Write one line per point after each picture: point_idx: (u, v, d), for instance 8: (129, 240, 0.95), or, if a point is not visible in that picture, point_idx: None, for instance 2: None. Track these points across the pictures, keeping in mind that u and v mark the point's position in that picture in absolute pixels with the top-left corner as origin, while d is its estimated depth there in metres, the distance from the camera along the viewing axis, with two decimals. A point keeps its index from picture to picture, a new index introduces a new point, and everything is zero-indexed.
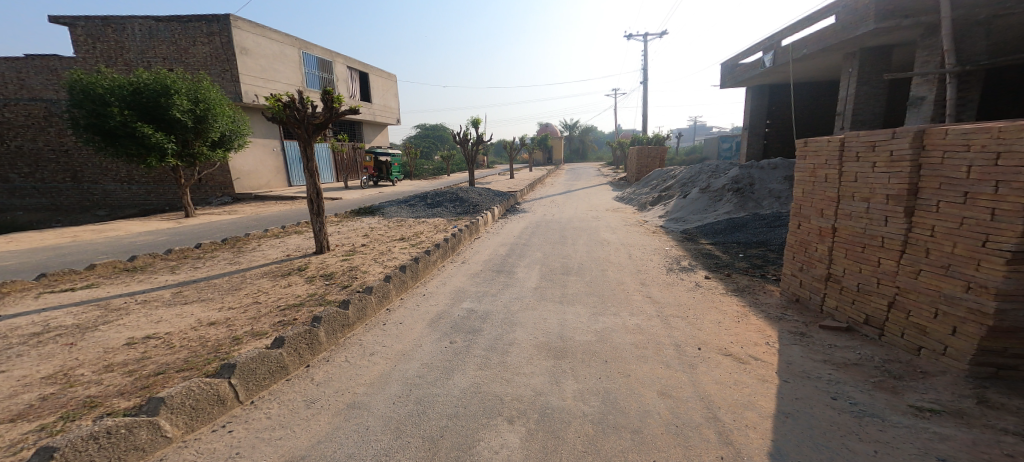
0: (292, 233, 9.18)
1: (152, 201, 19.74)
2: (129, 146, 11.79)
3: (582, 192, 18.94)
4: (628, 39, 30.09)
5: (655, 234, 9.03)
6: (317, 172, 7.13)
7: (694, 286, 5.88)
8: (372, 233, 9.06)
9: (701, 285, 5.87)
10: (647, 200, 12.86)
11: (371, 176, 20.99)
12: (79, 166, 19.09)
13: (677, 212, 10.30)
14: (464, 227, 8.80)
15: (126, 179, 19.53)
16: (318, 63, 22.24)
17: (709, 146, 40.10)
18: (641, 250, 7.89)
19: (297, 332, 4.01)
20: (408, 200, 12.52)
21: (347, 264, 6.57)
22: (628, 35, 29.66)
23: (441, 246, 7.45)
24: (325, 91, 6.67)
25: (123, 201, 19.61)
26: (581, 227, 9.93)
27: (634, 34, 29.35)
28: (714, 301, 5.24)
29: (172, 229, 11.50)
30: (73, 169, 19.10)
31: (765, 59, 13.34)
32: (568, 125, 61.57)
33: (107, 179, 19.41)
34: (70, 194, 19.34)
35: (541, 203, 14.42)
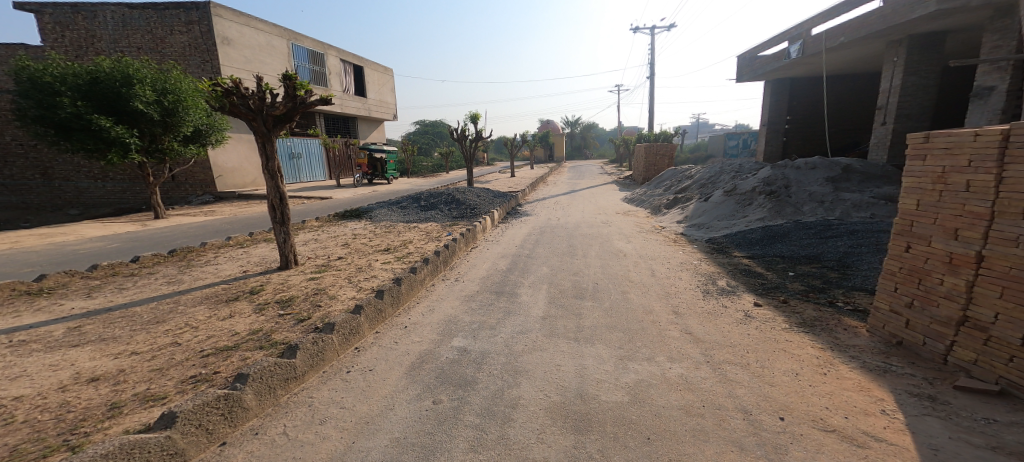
0: (260, 240, 7.93)
1: (129, 200, 18.53)
2: (85, 141, 10.57)
3: (587, 192, 17.69)
4: (635, 31, 28.65)
5: (678, 243, 7.79)
6: (281, 172, 5.87)
7: (742, 316, 4.67)
8: (352, 243, 7.80)
9: (751, 315, 4.67)
10: (661, 203, 11.63)
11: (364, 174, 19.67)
12: (50, 162, 17.88)
13: (700, 217, 8.98)
14: (455, 237, 7.48)
15: (100, 176, 18.30)
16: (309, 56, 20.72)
17: (715, 143, 38.85)
18: (666, 264, 6.67)
19: (206, 400, 2.81)
20: (400, 202, 11.17)
21: (317, 286, 5.32)
22: (635, 28, 28.30)
23: (429, 261, 6.16)
24: (288, 76, 5.37)
25: (97, 199, 18.40)
26: (592, 234, 8.71)
27: (641, 27, 28.03)
28: (776, 341, 4.05)
29: (136, 233, 10.24)
30: (43, 165, 17.87)
31: (791, 50, 12.08)
32: (570, 123, 60.20)
33: (80, 176, 18.18)
34: (40, 192, 18.13)
35: (545, 204, 13.20)
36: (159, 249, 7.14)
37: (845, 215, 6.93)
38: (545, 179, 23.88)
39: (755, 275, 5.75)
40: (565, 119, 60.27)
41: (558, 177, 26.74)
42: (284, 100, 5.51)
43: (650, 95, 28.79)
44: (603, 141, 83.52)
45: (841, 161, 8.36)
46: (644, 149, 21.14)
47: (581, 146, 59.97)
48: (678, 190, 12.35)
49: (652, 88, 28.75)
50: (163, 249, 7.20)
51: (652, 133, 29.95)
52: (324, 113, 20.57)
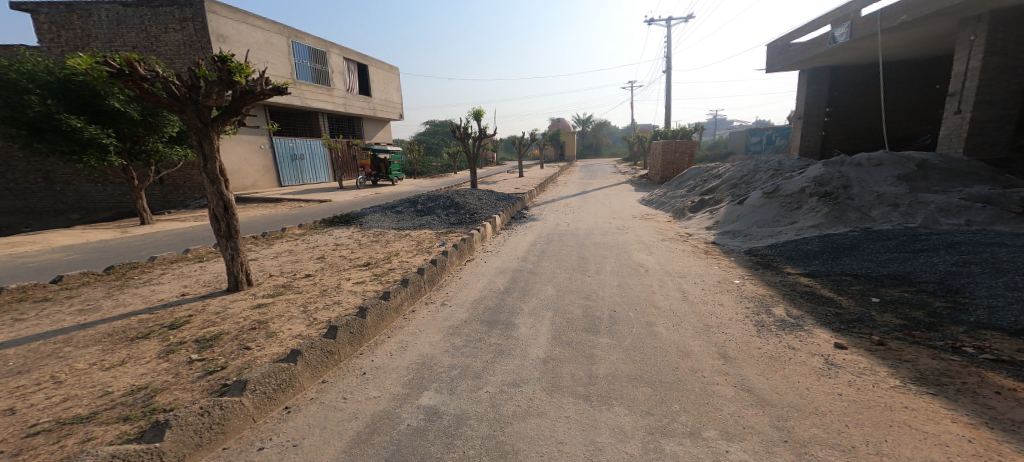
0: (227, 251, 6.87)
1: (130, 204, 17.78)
2: (55, 142, 9.81)
3: (601, 193, 16.37)
4: (650, 24, 27.22)
5: (714, 254, 6.47)
6: (224, 175, 4.73)
7: (818, 364, 3.40)
8: (330, 253, 6.67)
9: (834, 363, 3.38)
10: (686, 204, 10.26)
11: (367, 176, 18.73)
12: (51, 166, 17.24)
13: (738, 221, 7.61)
14: (446, 249, 6.28)
15: (100, 180, 17.53)
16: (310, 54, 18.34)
17: (734, 140, 37.06)
18: (704, 283, 5.38)
19: None
20: (395, 205, 9.96)
21: (264, 314, 4.20)
22: (650, 20, 26.99)
23: (410, 281, 4.98)
24: (223, 56, 4.31)
25: (99, 203, 17.71)
26: (611, 244, 7.41)
27: (655, 18, 26.73)
28: (889, 409, 2.80)
29: (109, 242, 9.36)
30: (45, 169, 17.28)
31: (836, 34, 10.53)
32: (581, 121, 58.81)
33: (80, 179, 17.44)
34: (43, 196, 17.59)
35: (554, 207, 11.96)
36: (103, 264, 6.17)
37: (931, 223, 5.54)
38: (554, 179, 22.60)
39: (824, 300, 4.43)
40: (577, 117, 58.69)
41: (568, 177, 25.53)
42: (220, 86, 4.38)
43: (668, 89, 27.06)
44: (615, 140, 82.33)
45: (915, 156, 6.91)
46: (662, 145, 19.61)
47: (593, 145, 58.54)
48: (704, 191, 10.97)
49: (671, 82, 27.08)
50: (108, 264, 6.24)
51: (670, 129, 28.33)
52: (328, 113, 19.68)
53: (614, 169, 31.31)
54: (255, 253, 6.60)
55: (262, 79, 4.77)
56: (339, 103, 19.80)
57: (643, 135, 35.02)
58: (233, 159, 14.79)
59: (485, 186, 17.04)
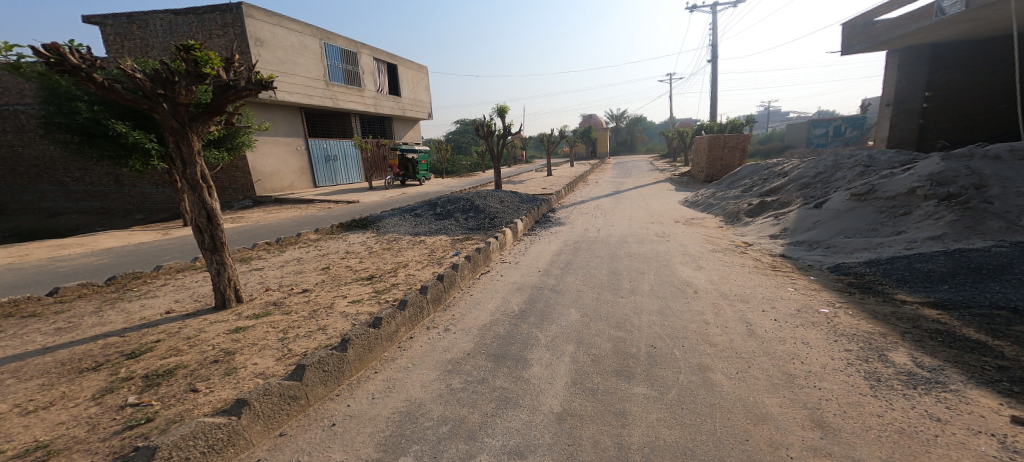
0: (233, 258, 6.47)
1: None
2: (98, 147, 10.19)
3: (636, 193, 15.06)
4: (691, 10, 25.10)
5: (785, 271, 5.25)
6: (207, 181, 4.18)
7: (990, 450, 2.40)
8: (338, 262, 6.14)
9: (1017, 451, 2.38)
10: (742, 206, 8.88)
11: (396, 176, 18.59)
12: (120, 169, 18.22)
13: (814, 229, 6.27)
14: (458, 262, 5.56)
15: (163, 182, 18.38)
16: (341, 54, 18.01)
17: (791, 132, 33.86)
18: (775, 311, 4.28)
19: None
20: (414, 208, 9.38)
21: (238, 343, 3.60)
22: (690, 7, 24.85)
23: (408, 304, 4.29)
24: (189, 44, 3.65)
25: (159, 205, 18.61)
26: (649, 255, 6.35)
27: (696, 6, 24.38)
28: None
29: (144, 245, 9.47)
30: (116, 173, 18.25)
31: (944, 4, 8.66)
32: (614, 116, 56.63)
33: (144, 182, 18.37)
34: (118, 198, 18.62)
35: (583, 210, 10.93)
36: (108, 274, 5.87)
37: None
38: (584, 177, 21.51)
39: (970, 345, 3.27)
40: (611, 112, 56.57)
41: (599, 175, 24.25)
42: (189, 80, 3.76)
43: (712, 78, 24.93)
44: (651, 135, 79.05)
45: None
46: (708, 139, 17.87)
47: (627, 141, 56.19)
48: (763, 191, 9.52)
49: (715, 71, 24.92)
50: (112, 273, 5.97)
51: (715, 123, 26.12)
52: (359, 113, 19.69)
53: (649, 167, 29.50)
54: (262, 263, 6.20)
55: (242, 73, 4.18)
56: (370, 103, 19.68)
57: (681, 130, 32.83)
58: (272, 160, 15.01)
59: (509, 187, 16.36)
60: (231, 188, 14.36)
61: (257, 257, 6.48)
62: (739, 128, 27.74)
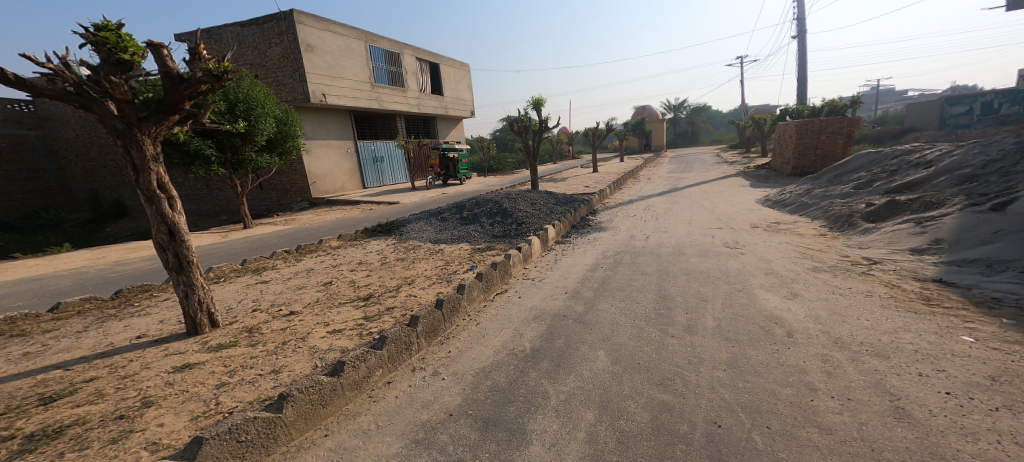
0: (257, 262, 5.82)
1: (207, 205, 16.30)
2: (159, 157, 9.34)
3: (698, 191, 13.08)
4: None
5: (948, 308, 3.93)
6: (165, 191, 3.55)
7: None
8: (348, 272, 5.43)
9: None
10: (864, 217, 7.19)
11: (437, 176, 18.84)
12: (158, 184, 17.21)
13: (990, 250, 4.81)
14: (467, 280, 4.48)
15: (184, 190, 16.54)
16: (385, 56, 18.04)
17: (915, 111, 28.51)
18: (946, 378, 2.97)
19: None
20: (440, 212, 9.32)
21: (167, 389, 2.86)
22: None
23: (386, 340, 3.32)
24: (103, 25, 2.96)
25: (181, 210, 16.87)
26: (715, 273, 5.30)
27: None
28: None
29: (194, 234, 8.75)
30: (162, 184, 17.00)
31: None
32: (672, 106, 52.71)
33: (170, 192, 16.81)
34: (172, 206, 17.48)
35: (632, 216, 9.42)
36: (115, 288, 5.60)
37: None
38: (635, 172, 19.84)
39: None
40: (667, 102, 52.73)
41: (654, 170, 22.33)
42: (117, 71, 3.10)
43: (797, 54, 21.52)
44: (716, 124, 72.89)
45: None
46: (795, 125, 15.16)
47: (688, 132, 52.02)
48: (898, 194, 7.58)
49: (804, 46, 21.38)
50: (120, 287, 5.71)
51: (805, 107, 22.52)
52: (405, 114, 19.75)
53: (717, 159, 26.49)
54: (273, 274, 5.32)
55: (194, 61, 3.52)
56: (413, 103, 19.53)
57: (756, 117, 29.23)
58: (326, 163, 15.32)
59: (550, 188, 15.43)
60: (291, 191, 14.76)
61: (273, 266, 5.65)
62: (838, 111, 23.75)
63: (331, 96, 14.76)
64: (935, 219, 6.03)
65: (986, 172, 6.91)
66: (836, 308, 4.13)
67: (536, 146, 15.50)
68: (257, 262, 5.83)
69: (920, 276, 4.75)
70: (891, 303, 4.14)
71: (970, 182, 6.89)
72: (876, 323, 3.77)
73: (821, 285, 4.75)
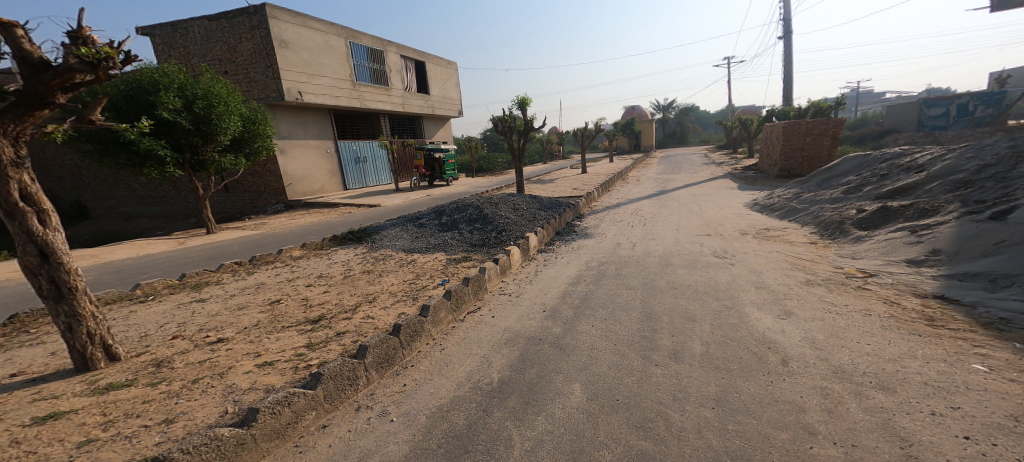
0: (194, 276, 5.25)
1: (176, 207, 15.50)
2: (108, 157, 8.65)
3: (687, 194, 12.82)
4: None
5: (955, 330, 3.59)
6: (33, 206, 3.04)
7: None
8: (300, 285, 4.91)
9: None
10: (857, 224, 6.92)
11: (422, 177, 18.30)
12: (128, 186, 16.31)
13: (991, 263, 4.55)
14: (431, 302, 3.99)
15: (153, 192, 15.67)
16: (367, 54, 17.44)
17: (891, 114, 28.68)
18: (962, 418, 2.60)
19: None
20: (418, 218, 8.82)
21: (10, 450, 2.31)
22: None
23: (321, 378, 2.81)
24: None
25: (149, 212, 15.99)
26: (703, 287, 4.94)
27: None
28: None
29: (147, 241, 8.05)
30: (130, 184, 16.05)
31: None
32: (662, 106, 52.77)
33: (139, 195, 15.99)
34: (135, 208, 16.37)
35: (618, 222, 9.07)
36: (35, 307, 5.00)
37: None
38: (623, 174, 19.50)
39: None
40: (657, 101, 52.64)
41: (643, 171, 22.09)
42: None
43: (784, 55, 21.46)
44: (704, 124, 73.27)
45: None
46: (783, 127, 15.00)
47: (677, 132, 52.09)
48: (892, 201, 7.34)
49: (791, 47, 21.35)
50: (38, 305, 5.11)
51: (791, 107, 22.48)
52: (388, 113, 19.13)
53: (705, 159, 26.36)
54: (212, 292, 4.76)
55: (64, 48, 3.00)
56: (398, 102, 18.96)
57: (743, 118, 29.20)
58: (302, 164, 14.67)
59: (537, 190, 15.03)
60: (266, 192, 14.11)
61: (214, 281, 5.11)
62: (824, 112, 23.83)
63: (308, 94, 14.14)
64: (931, 228, 5.76)
65: (981, 177, 6.69)
66: (833, 330, 3.77)
67: (521, 147, 15.08)
68: (198, 277, 5.28)
69: (920, 292, 4.44)
70: (893, 324, 3.79)
71: (964, 188, 6.66)
72: (878, 349, 3.42)
73: (814, 301, 4.40)
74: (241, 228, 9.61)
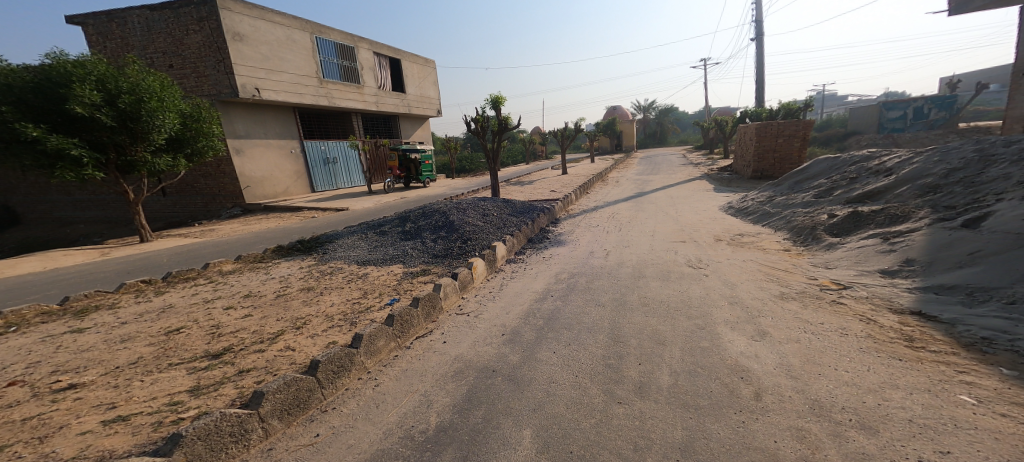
0: (78, 299, 4.54)
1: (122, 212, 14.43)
2: (13, 159, 7.71)
3: (664, 197, 12.62)
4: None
5: (937, 353, 3.33)
6: None
7: None
8: (217, 305, 4.31)
9: None
10: (831, 229, 6.74)
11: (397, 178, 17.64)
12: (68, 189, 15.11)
13: (966, 275, 4.35)
14: (367, 330, 3.48)
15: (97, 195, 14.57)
16: (336, 50, 16.66)
17: (855, 116, 29.35)
18: None
19: None
20: (381, 224, 8.25)
21: None
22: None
23: (180, 442, 2.28)
24: None
25: (93, 217, 14.86)
26: (675, 303, 4.60)
27: None
28: None
29: (65, 252, 7.23)
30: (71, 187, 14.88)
31: None
32: (641, 107, 53.20)
33: (81, 199, 14.83)
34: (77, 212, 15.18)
35: (594, 227, 8.72)
36: None
37: None
38: (603, 175, 19.24)
39: None
40: (638, 102, 53.10)
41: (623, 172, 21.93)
42: None
43: (756, 57, 21.67)
44: (682, 125, 74.39)
45: None
46: (755, 128, 15.00)
47: (656, 132, 52.54)
48: (866, 205, 7.20)
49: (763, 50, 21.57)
50: None
51: (763, 109, 22.75)
52: (360, 112, 18.37)
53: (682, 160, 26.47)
54: (96, 320, 4.09)
55: None
56: (370, 101, 18.23)
57: (718, 118, 29.49)
58: (262, 165, 13.84)
59: (513, 193, 14.61)
60: (220, 195, 13.22)
61: (106, 306, 4.43)
62: (795, 113, 24.22)
63: (267, 91, 13.32)
64: (903, 235, 5.59)
65: (949, 182, 6.60)
66: (810, 354, 3.48)
67: (495, 148, 14.63)
68: (87, 300, 4.60)
69: (896, 307, 4.21)
70: (873, 346, 3.52)
71: (933, 192, 6.55)
72: (857, 377, 3.13)
73: (789, 320, 4.11)
74: (183, 236, 8.80)
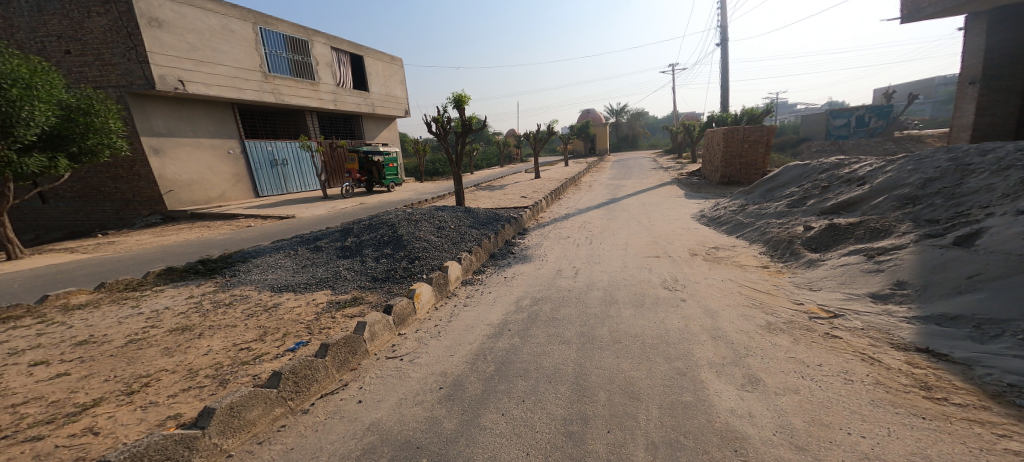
0: None
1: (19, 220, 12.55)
2: None
3: (637, 204, 12.08)
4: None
5: (964, 409, 2.74)
6: None
7: None
8: (21, 360, 3.24)
9: None
10: (808, 244, 6.26)
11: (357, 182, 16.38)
12: None
13: (968, 303, 3.85)
14: (228, 399, 2.56)
15: None
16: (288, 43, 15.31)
17: (804, 122, 30.19)
18: None
19: None
20: (318, 238, 7.20)
21: None
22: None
23: None
24: None
25: None
26: (650, 339, 3.87)
27: None
28: None
29: None
30: None
31: None
32: (613, 112, 53.54)
33: None
34: None
35: (563, 240, 7.97)
36: None
37: None
38: (576, 180, 18.64)
39: None
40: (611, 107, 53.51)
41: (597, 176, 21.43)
42: None
43: (722, 64, 21.80)
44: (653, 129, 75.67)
45: None
46: (724, 133, 14.76)
47: (628, 137, 53.00)
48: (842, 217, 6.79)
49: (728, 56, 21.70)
50: None
51: (728, 114, 22.88)
52: (316, 111, 17.03)
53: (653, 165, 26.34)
54: None
55: None
56: (327, 99, 16.93)
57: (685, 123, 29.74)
58: (189, 167, 12.39)
59: (481, 199, 13.74)
60: (136, 200, 11.66)
61: None
62: (758, 119, 24.60)
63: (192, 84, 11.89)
64: (889, 252, 5.09)
65: (928, 193, 6.24)
66: (815, 412, 2.81)
67: (460, 150, 13.72)
68: None
69: (898, 342, 3.63)
70: (888, 398, 2.90)
71: (912, 205, 6.17)
72: (876, 446, 2.48)
73: (780, 360, 3.46)
74: (68, 250, 7.45)
